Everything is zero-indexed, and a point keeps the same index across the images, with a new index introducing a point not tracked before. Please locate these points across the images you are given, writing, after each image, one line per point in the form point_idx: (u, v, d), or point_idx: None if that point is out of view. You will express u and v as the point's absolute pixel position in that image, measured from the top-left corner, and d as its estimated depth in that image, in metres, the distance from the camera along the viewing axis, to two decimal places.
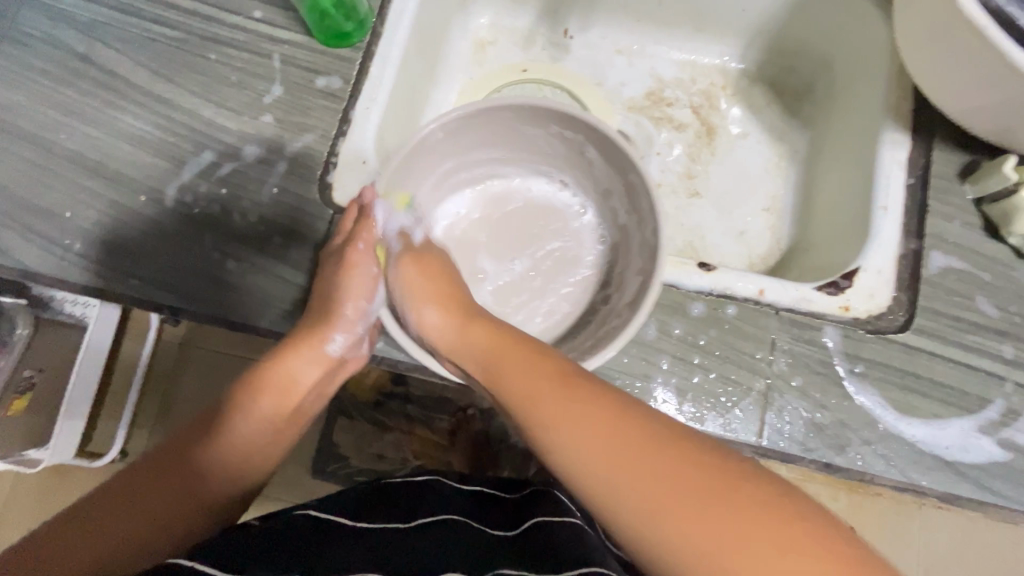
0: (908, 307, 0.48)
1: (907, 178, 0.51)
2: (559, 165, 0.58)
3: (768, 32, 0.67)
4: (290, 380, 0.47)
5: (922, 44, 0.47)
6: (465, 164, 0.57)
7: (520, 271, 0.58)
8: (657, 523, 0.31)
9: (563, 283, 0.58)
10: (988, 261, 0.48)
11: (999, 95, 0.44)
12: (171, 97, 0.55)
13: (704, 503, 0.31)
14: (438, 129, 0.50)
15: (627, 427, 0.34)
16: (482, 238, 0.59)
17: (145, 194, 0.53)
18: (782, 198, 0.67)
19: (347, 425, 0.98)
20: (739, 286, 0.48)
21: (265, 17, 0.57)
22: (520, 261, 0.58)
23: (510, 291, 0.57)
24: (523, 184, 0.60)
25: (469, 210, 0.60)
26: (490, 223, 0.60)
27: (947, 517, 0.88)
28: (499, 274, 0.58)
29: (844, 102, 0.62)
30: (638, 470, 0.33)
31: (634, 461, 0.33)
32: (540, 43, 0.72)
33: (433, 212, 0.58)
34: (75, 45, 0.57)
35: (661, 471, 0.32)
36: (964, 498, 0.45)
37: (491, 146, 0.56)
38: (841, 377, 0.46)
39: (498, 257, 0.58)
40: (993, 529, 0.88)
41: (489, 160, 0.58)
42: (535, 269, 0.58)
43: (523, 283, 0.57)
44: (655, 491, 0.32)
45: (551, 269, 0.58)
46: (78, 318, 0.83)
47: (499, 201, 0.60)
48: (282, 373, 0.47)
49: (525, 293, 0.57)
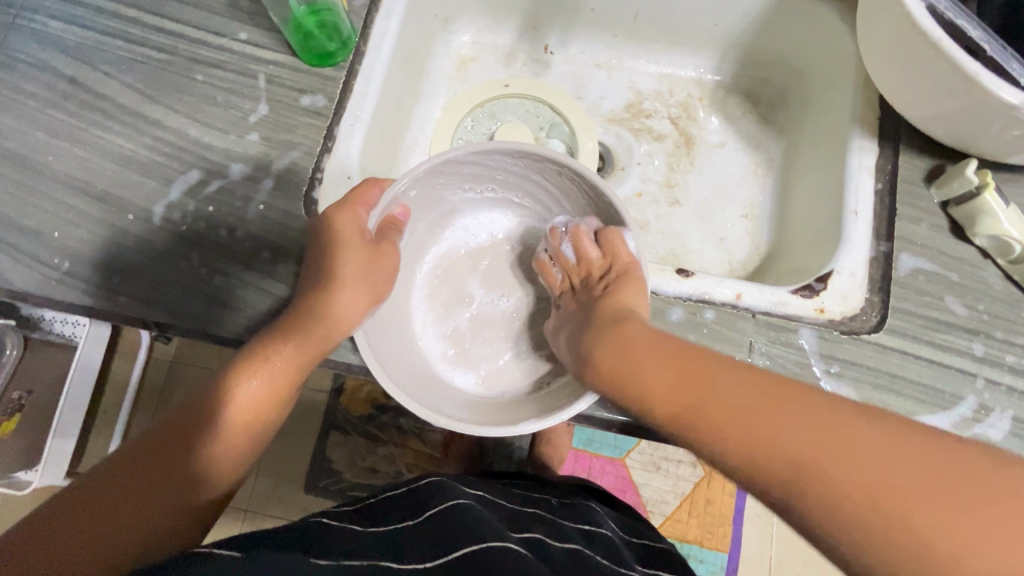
0: (881, 307, 0.49)
1: (875, 184, 0.52)
2: (574, 219, 0.59)
3: (741, 44, 0.69)
4: (277, 368, 0.47)
5: (884, 56, 0.49)
6: (497, 195, 0.60)
7: (505, 309, 0.60)
8: (822, 480, 0.31)
9: (534, 332, 0.60)
10: (956, 261, 0.50)
11: (958, 103, 0.45)
12: (158, 117, 0.56)
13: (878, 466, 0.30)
14: (454, 159, 0.52)
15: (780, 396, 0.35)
16: (480, 264, 0.62)
17: (134, 212, 0.54)
18: (760, 205, 0.68)
19: (341, 440, 0.98)
20: (716, 291, 0.50)
21: (250, 38, 0.58)
22: (507, 299, 0.61)
23: (487, 326, 0.60)
24: (541, 235, 0.62)
25: (482, 239, 0.62)
26: (494, 254, 0.62)
27: None
28: (485, 303, 0.60)
29: (814, 112, 0.64)
30: (802, 432, 0.33)
31: (809, 429, 0.33)
32: (521, 59, 0.74)
33: (447, 226, 0.61)
34: (63, 69, 0.58)
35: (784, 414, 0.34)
36: None
37: (520, 193, 0.59)
38: (818, 378, 0.47)
39: (490, 287, 0.61)
40: None
41: (502, 198, 0.60)
42: (518, 311, 0.60)
43: (501, 322, 0.60)
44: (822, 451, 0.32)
45: (536, 317, 0.60)
46: (68, 337, 0.86)
47: (509, 239, 0.62)
48: (296, 344, 0.47)
49: (500, 329, 0.59)
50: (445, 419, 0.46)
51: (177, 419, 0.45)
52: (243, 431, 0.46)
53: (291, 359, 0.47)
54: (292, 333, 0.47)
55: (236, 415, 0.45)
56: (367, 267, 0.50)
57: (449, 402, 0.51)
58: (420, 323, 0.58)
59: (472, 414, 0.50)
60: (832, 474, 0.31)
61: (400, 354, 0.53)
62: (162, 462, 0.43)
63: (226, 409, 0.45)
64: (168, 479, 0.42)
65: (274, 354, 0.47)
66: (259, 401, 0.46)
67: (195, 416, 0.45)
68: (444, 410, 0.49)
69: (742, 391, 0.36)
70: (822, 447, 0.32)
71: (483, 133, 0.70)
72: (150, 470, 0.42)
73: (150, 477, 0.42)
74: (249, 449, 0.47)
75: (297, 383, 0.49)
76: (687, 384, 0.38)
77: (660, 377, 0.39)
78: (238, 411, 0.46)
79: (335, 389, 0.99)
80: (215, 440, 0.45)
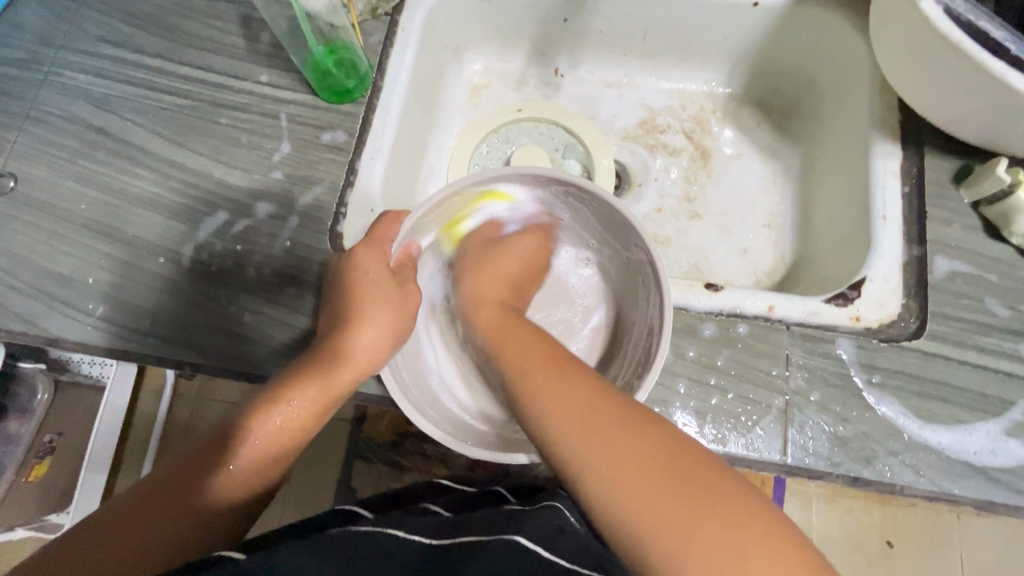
0: (919, 313, 0.48)
1: (902, 187, 0.52)
2: (586, 238, 0.58)
3: (751, 57, 0.69)
4: (301, 408, 0.47)
5: (903, 59, 0.49)
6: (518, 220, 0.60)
7: None
8: (603, 469, 0.36)
9: None
10: (993, 262, 0.49)
11: (982, 104, 0.45)
12: (185, 161, 0.58)
13: (644, 468, 0.35)
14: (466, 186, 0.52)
15: (600, 395, 0.40)
16: None
17: (164, 255, 0.55)
18: (781, 213, 0.68)
19: (366, 468, 0.99)
20: (747, 304, 0.49)
21: (270, 80, 0.60)
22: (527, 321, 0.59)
23: None
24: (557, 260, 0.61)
25: None
26: None
27: (936, 517, 0.98)
28: None
29: (831, 118, 0.64)
30: (602, 432, 0.37)
31: (608, 430, 0.37)
32: (532, 83, 0.75)
33: None
34: (93, 119, 0.60)
35: (599, 412, 0.39)
36: (999, 503, 0.44)
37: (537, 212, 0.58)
38: (860, 388, 0.46)
39: None
40: (982, 527, 0.98)
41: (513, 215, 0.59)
42: None
43: None
44: (613, 450, 0.36)
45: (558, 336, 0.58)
46: (96, 378, 0.89)
47: None
48: (319, 384, 0.47)
49: None
50: (476, 450, 0.46)
51: (206, 448, 0.46)
52: (262, 467, 0.47)
53: (309, 395, 0.47)
54: (319, 374, 0.47)
55: (257, 443, 0.46)
56: (389, 302, 0.52)
57: (460, 429, 0.51)
58: (436, 346, 0.58)
59: (484, 443, 0.49)
60: (611, 467, 0.36)
61: (421, 385, 0.53)
62: (184, 481, 0.44)
63: (252, 438, 0.46)
64: (186, 500, 0.44)
65: (299, 391, 0.47)
66: (280, 438, 0.47)
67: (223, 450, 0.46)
68: (469, 442, 0.48)
69: (573, 390, 0.41)
70: (609, 444, 0.37)
71: (499, 157, 0.70)
72: (176, 494, 0.44)
73: (170, 494, 0.43)
74: (265, 484, 0.47)
75: (317, 421, 0.49)
76: (534, 374, 0.43)
77: (533, 345, 0.47)
78: (261, 443, 0.47)
79: (358, 417, 1.00)
80: (235, 474, 0.45)
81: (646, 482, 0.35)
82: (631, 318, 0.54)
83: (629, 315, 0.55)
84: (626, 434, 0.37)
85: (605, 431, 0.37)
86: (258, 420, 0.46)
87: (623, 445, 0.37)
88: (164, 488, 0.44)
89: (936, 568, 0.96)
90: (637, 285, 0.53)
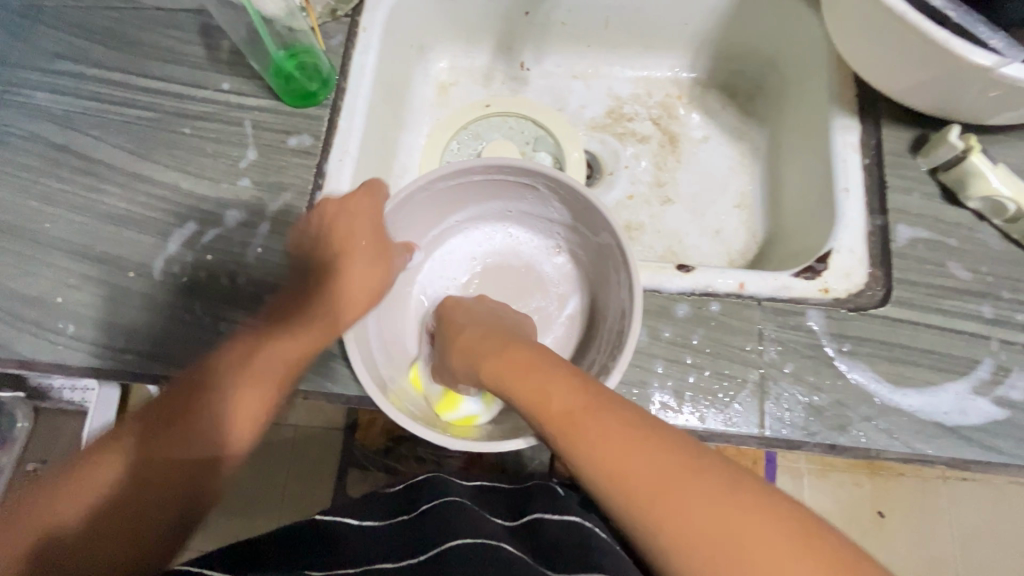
0: (884, 281, 0.49)
1: (862, 159, 0.53)
2: (555, 226, 0.58)
3: (712, 41, 0.70)
4: (274, 385, 0.48)
5: (854, 35, 0.50)
6: (487, 213, 0.60)
7: None
8: (675, 530, 0.32)
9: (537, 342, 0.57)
10: (952, 227, 0.50)
11: (933, 74, 0.46)
12: (151, 174, 0.57)
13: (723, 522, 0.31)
14: (432, 182, 0.52)
15: (645, 439, 0.35)
16: (475, 283, 0.60)
17: (135, 270, 0.55)
18: (751, 193, 0.69)
19: (361, 476, 0.98)
20: (719, 282, 0.50)
21: (232, 87, 0.59)
22: None
23: None
24: (528, 250, 0.61)
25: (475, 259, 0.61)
26: (484, 271, 0.61)
27: (926, 485, 1.00)
28: None
29: (792, 97, 0.65)
30: (663, 486, 0.33)
31: (668, 484, 0.33)
32: (499, 79, 0.75)
33: (439, 247, 0.61)
34: (55, 137, 0.59)
35: (650, 461, 0.34)
36: (971, 460, 0.45)
37: (506, 204, 0.58)
38: (831, 358, 0.47)
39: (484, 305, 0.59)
40: (971, 491, 1.01)
41: (480, 207, 0.59)
42: None
43: None
44: (680, 506, 0.32)
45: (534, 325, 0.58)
46: (79, 404, 0.84)
47: (501, 256, 0.61)
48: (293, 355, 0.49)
49: None
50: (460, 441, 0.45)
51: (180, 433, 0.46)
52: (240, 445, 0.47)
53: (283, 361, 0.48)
54: (294, 337, 0.49)
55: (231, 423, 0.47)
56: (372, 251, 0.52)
57: (440, 422, 0.50)
58: (413, 341, 0.58)
59: (465, 433, 0.49)
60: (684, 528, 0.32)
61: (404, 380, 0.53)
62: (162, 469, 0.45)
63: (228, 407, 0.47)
64: (167, 484, 0.45)
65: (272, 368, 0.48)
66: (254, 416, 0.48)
67: (198, 435, 0.46)
68: (448, 433, 0.48)
69: (611, 435, 0.35)
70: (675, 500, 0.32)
71: (470, 154, 0.70)
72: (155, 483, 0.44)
73: (150, 483, 0.44)
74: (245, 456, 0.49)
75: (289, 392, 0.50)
76: (563, 418, 0.38)
77: (554, 375, 0.40)
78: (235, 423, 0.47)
79: (350, 426, 1.00)
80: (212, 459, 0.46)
81: (726, 537, 0.31)
82: (605, 302, 0.54)
83: (603, 300, 0.55)
84: (691, 483, 0.33)
85: (659, 474, 0.33)
86: (232, 401, 0.47)
87: (690, 497, 0.32)
88: (143, 479, 0.44)
89: (926, 535, 0.98)
90: (608, 268, 0.53)
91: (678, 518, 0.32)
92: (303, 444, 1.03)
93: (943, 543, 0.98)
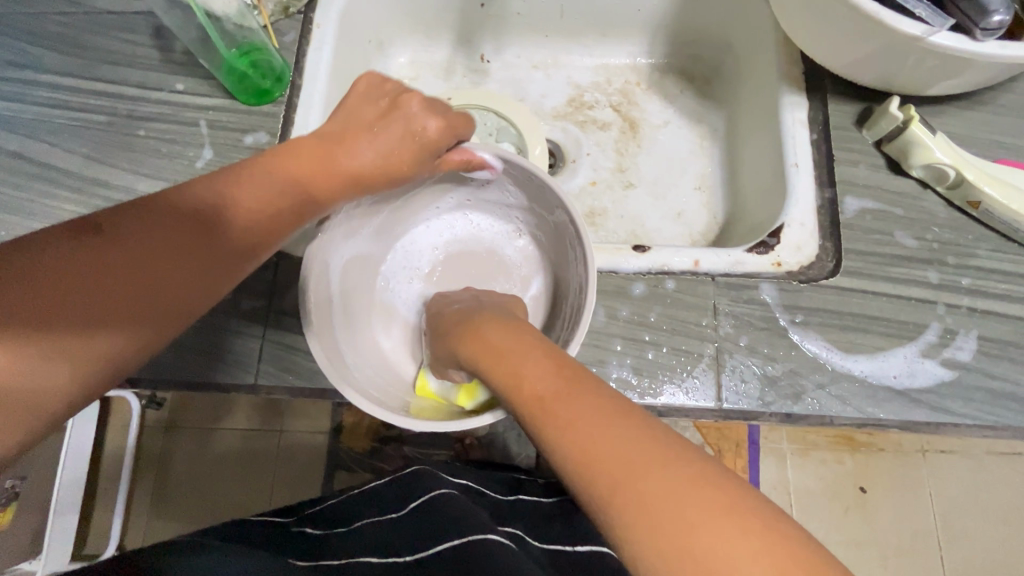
0: (834, 252, 0.50)
1: (811, 134, 0.54)
2: (513, 210, 0.59)
3: (667, 26, 0.71)
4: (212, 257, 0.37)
5: (797, 13, 0.51)
6: (447, 201, 0.60)
7: None
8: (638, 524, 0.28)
9: None
10: (898, 196, 0.51)
11: (873, 47, 0.47)
12: (107, 178, 0.57)
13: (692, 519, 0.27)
14: None
15: (621, 425, 0.32)
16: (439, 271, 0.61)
17: None
18: (711, 174, 0.70)
19: (349, 477, 0.97)
20: (674, 260, 0.50)
21: (187, 88, 0.59)
22: None
23: None
24: (489, 235, 0.61)
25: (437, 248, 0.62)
26: (449, 259, 0.61)
27: (904, 459, 1.02)
28: None
29: (746, 78, 0.66)
30: (631, 475, 0.29)
31: (635, 473, 0.29)
32: (459, 72, 0.76)
33: (401, 238, 0.61)
34: (6, 144, 0.58)
35: (620, 447, 0.31)
36: (922, 422, 0.46)
37: (465, 191, 0.58)
38: (784, 328, 0.48)
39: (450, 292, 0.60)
40: (948, 462, 1.03)
41: (438, 196, 0.59)
42: None
43: None
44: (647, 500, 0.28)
45: None
46: None
47: (464, 242, 0.62)
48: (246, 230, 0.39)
49: None
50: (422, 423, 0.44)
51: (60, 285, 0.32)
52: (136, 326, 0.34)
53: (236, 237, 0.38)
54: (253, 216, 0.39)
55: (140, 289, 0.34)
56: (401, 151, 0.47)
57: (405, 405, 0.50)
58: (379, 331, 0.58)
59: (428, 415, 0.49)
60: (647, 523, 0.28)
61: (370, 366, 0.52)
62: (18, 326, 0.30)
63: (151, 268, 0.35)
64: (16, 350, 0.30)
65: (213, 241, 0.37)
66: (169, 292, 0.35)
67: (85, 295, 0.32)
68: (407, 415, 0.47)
69: (586, 418, 0.32)
70: (641, 492, 0.29)
71: None
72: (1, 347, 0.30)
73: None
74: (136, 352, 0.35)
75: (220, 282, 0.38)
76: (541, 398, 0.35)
77: (538, 361, 0.38)
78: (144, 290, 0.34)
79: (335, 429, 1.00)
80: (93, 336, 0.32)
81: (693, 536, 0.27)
82: (565, 281, 0.55)
83: (563, 280, 0.56)
84: (660, 472, 0.29)
85: (628, 461, 0.30)
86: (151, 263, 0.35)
87: (658, 493, 0.28)
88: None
89: (907, 507, 1.00)
90: (565, 246, 0.54)
91: (645, 513, 0.28)
92: (287, 449, 1.03)
93: (924, 514, 1.00)
